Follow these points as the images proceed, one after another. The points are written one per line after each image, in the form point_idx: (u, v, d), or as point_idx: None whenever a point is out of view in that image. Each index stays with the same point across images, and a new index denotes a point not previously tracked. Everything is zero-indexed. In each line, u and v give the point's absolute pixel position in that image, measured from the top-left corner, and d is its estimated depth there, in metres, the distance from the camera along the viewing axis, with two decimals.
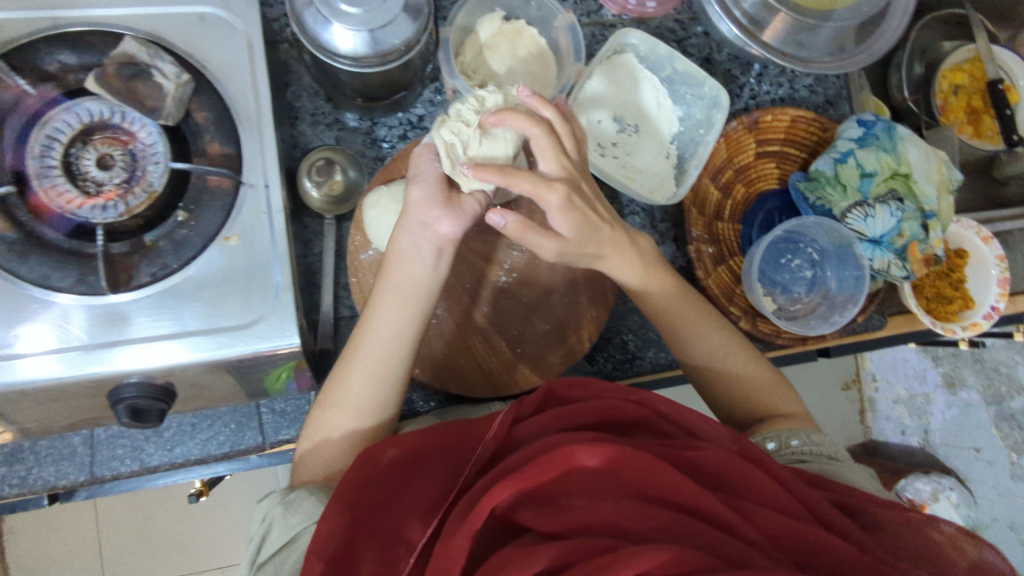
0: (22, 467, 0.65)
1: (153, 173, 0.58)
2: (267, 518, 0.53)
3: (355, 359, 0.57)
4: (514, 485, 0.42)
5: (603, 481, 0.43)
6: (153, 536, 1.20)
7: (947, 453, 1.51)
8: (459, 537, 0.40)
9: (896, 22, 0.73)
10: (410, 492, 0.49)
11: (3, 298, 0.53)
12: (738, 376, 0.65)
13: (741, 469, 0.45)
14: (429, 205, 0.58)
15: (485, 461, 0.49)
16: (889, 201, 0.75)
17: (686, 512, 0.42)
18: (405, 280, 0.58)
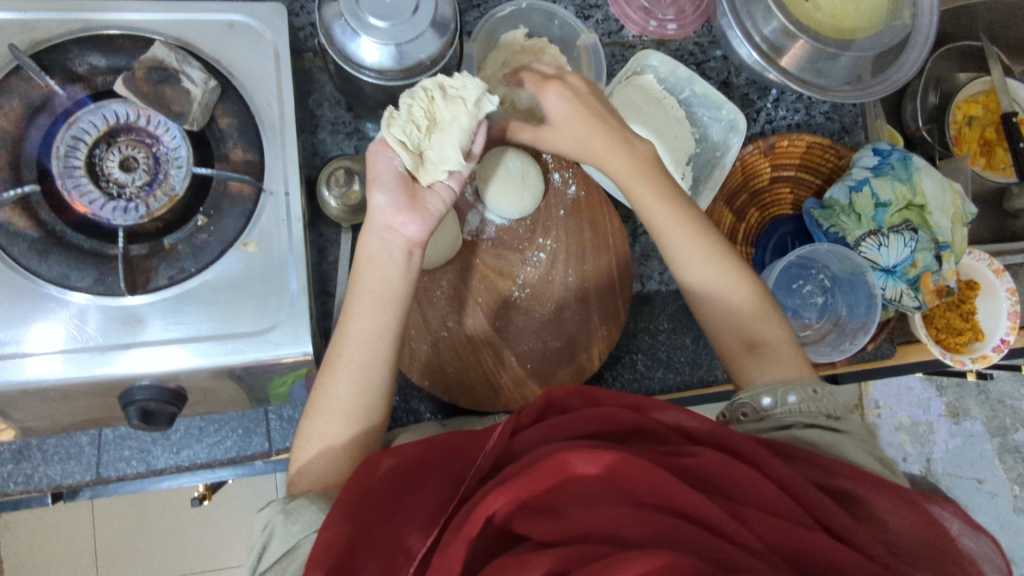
0: (29, 464, 0.64)
1: (175, 177, 0.58)
2: (268, 526, 0.52)
3: (336, 366, 0.57)
4: (511, 494, 0.42)
5: (600, 488, 0.42)
6: (150, 535, 1.20)
7: (950, 483, 1.49)
8: (455, 545, 0.41)
9: (916, 52, 0.73)
10: (412, 500, 0.49)
11: (23, 295, 0.54)
12: (726, 297, 0.64)
13: (739, 474, 0.44)
14: (392, 211, 0.59)
15: (486, 472, 0.49)
16: (904, 231, 0.75)
17: (685, 518, 0.41)
18: (380, 283, 0.58)
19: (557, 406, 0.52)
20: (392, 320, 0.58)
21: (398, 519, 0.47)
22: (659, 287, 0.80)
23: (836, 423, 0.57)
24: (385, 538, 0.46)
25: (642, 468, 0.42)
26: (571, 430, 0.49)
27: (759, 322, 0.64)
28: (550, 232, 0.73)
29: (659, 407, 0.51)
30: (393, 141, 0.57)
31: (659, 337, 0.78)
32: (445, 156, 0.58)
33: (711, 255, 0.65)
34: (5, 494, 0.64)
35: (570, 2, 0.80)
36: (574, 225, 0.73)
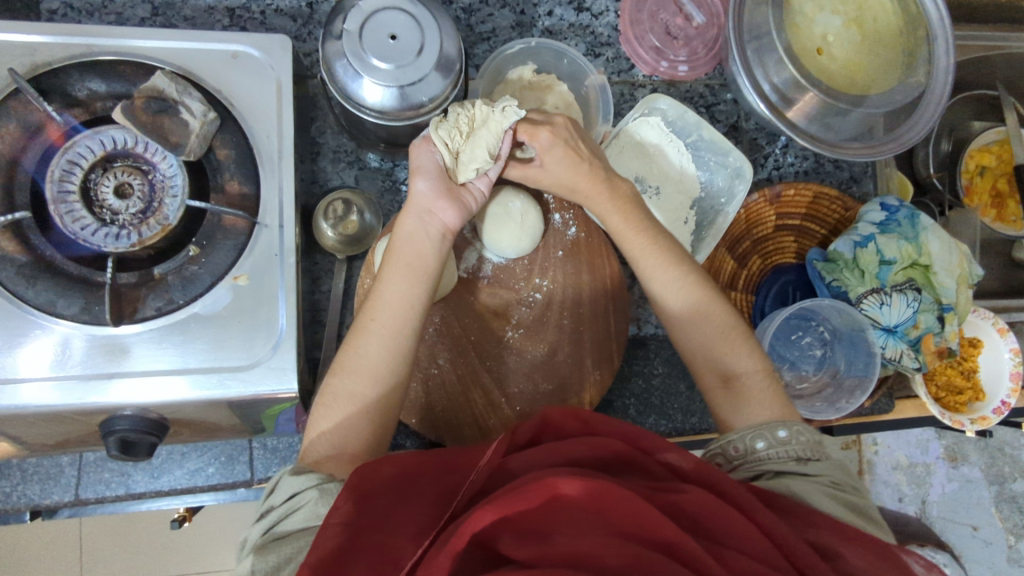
0: (8, 482, 0.64)
1: (169, 207, 0.58)
2: (297, 498, 0.49)
3: (368, 328, 0.57)
4: (498, 511, 0.41)
5: (585, 515, 0.41)
6: (135, 547, 1.20)
7: (944, 527, 1.48)
8: (438, 558, 0.40)
9: (930, 111, 0.71)
10: (404, 511, 0.48)
11: (7, 320, 0.53)
12: (695, 324, 0.63)
13: (729, 514, 0.43)
14: (433, 197, 0.60)
15: (478, 489, 0.47)
16: (907, 290, 0.74)
17: (666, 552, 0.41)
18: (413, 256, 0.59)
19: (553, 427, 0.51)
20: (422, 292, 0.58)
21: (386, 526, 0.46)
22: (655, 331, 0.79)
23: (808, 465, 0.53)
24: (373, 546, 0.44)
25: (628, 499, 0.41)
26: (563, 455, 0.48)
27: (728, 347, 0.62)
28: (547, 272, 0.72)
29: (648, 439, 0.50)
30: (438, 139, 0.59)
31: (652, 381, 0.77)
32: (475, 156, 0.60)
33: (679, 281, 0.64)
34: None
35: (581, 40, 0.79)
36: (571, 267, 0.72)
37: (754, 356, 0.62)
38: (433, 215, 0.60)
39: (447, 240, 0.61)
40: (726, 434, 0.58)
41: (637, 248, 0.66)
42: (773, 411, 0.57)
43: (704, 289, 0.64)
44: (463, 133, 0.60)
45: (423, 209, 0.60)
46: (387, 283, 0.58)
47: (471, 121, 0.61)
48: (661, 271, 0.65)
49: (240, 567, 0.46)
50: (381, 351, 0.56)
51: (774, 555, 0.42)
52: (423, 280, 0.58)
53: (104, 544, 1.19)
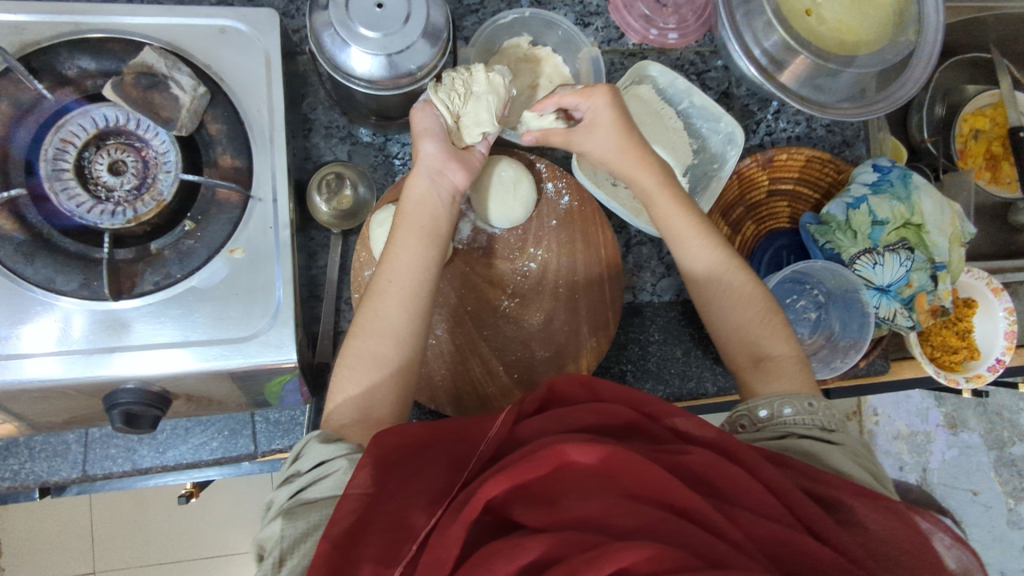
0: (16, 460, 0.65)
1: (163, 182, 0.59)
2: (325, 465, 0.50)
3: (384, 291, 0.57)
4: (510, 480, 0.42)
5: (596, 480, 0.42)
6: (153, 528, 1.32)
7: (944, 493, 1.50)
8: (454, 528, 0.41)
9: (919, 71, 0.72)
10: (416, 481, 0.48)
11: (10, 299, 0.54)
12: (735, 310, 0.63)
13: (737, 477, 0.44)
14: (442, 159, 0.60)
15: (489, 457, 0.48)
16: (899, 250, 0.74)
17: (675, 512, 0.41)
18: (419, 216, 0.59)
19: (559, 396, 0.52)
20: (433, 256, 0.59)
21: (401, 496, 0.47)
22: (651, 298, 0.80)
23: (833, 434, 0.54)
24: (388, 516, 0.46)
25: (637, 462, 0.42)
26: (571, 422, 0.48)
27: (766, 333, 0.62)
28: (541, 242, 0.73)
29: (654, 404, 0.50)
30: (440, 99, 0.60)
31: (649, 348, 0.78)
32: (479, 120, 0.61)
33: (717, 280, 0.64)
34: None
35: (570, 10, 0.79)
36: (566, 235, 0.73)
37: (789, 343, 0.62)
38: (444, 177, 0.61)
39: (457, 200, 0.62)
40: (753, 399, 0.59)
41: (682, 224, 0.64)
42: (785, 388, 0.58)
43: (732, 276, 0.63)
44: (462, 96, 0.61)
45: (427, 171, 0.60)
46: (395, 250, 0.58)
47: (468, 85, 0.62)
48: (701, 245, 0.64)
49: (268, 530, 0.47)
50: (391, 315, 0.56)
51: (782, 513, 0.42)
52: (432, 246, 0.59)
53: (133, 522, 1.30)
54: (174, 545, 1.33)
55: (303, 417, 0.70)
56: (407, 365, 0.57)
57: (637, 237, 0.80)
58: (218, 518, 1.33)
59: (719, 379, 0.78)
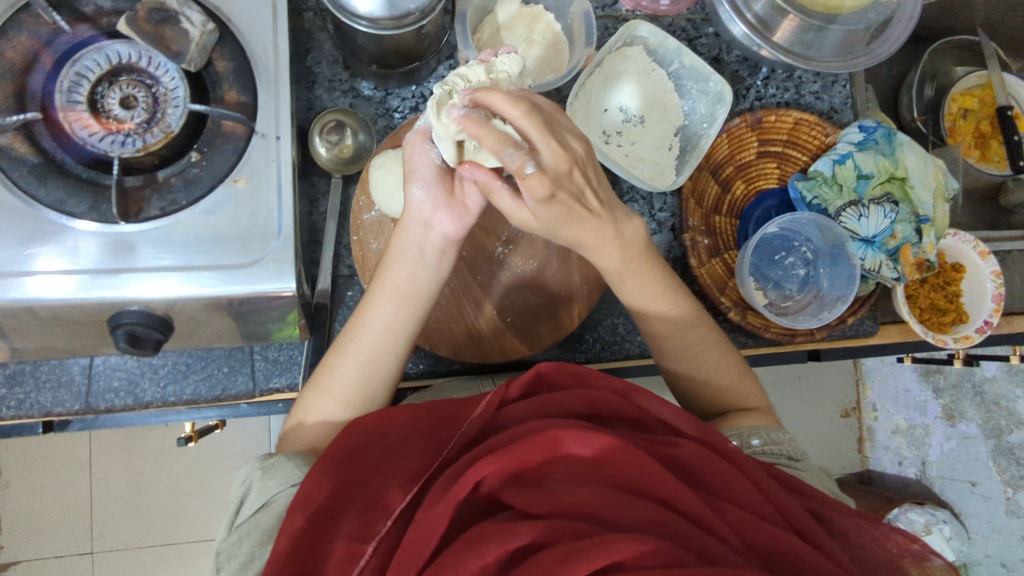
0: (21, 389, 0.67)
1: (172, 116, 0.61)
2: (247, 482, 0.57)
3: (348, 348, 0.62)
4: (501, 461, 0.47)
5: (584, 468, 0.47)
6: (157, 502, 1.34)
7: (943, 486, 1.53)
8: (441, 506, 0.46)
9: (900, 30, 0.75)
10: (392, 465, 0.54)
11: (25, 221, 0.57)
12: (706, 375, 0.67)
13: (720, 469, 0.50)
14: (429, 208, 0.63)
15: (469, 439, 0.53)
16: (884, 203, 0.77)
17: (662, 504, 0.46)
18: (405, 282, 0.62)
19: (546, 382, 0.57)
20: (407, 317, 0.62)
21: (379, 478, 0.53)
22: None
23: (797, 462, 0.61)
24: (365, 496, 0.51)
25: (630, 456, 0.47)
26: (557, 407, 0.54)
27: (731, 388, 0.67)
28: None
29: (645, 397, 0.55)
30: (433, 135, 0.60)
31: None
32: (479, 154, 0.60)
33: (681, 341, 0.67)
34: None
35: None
36: None
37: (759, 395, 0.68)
38: (430, 228, 0.63)
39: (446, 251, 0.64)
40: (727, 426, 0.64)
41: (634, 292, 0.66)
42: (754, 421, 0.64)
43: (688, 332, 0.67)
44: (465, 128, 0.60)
45: (412, 236, 0.63)
46: (378, 291, 0.63)
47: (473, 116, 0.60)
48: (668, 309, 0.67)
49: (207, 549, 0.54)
50: (346, 378, 0.61)
51: (767, 511, 0.48)
52: (409, 310, 0.63)
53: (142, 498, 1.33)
54: (172, 523, 1.34)
55: (301, 356, 0.72)
56: (376, 384, 0.62)
57: (630, 193, 0.82)
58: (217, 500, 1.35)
59: None
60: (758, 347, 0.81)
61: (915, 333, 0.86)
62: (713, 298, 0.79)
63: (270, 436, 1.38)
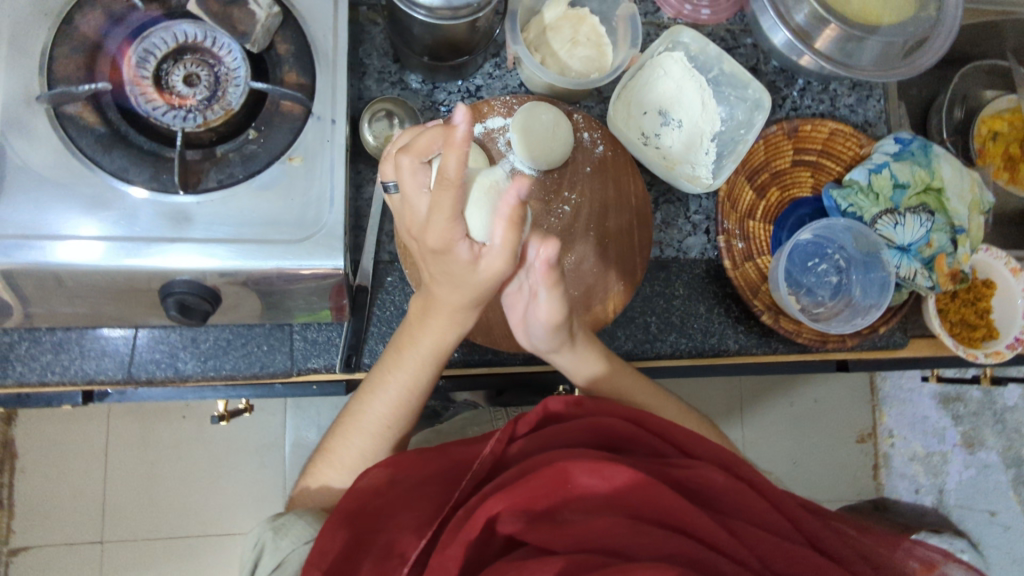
0: (67, 356, 0.69)
1: (232, 95, 0.63)
2: (259, 542, 0.62)
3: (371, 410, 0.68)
4: (511, 498, 0.51)
5: (594, 501, 0.51)
6: (170, 495, 1.33)
7: (960, 514, 1.48)
8: (454, 547, 0.49)
9: (940, 44, 0.76)
10: (405, 511, 0.58)
11: (89, 186, 0.58)
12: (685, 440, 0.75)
13: (726, 488, 0.54)
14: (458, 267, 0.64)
15: (482, 476, 0.58)
16: (920, 213, 0.79)
17: (676, 530, 0.50)
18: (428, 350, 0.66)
19: (553, 414, 0.62)
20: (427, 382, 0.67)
21: (392, 529, 0.56)
22: (677, 254, 0.82)
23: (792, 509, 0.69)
24: (384, 544, 0.55)
25: (640, 486, 0.50)
26: (565, 440, 0.59)
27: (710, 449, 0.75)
28: (575, 187, 0.76)
29: (652, 420, 0.60)
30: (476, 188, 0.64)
31: (673, 301, 0.80)
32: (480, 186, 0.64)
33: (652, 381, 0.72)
34: (42, 384, 0.68)
35: None
36: (599, 181, 0.77)
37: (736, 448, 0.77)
38: None
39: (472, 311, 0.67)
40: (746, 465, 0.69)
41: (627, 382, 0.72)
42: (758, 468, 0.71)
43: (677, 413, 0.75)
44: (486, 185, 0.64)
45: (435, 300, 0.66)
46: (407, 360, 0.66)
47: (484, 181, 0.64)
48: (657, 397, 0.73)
49: None
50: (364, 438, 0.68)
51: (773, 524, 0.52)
52: (427, 375, 0.67)
53: (157, 489, 1.32)
54: (183, 520, 1.32)
55: (340, 338, 0.73)
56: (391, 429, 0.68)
57: (666, 195, 0.83)
58: (230, 494, 1.34)
59: (740, 336, 0.81)
60: (789, 353, 0.81)
61: (947, 348, 0.86)
62: (746, 302, 0.79)
63: (286, 436, 1.38)
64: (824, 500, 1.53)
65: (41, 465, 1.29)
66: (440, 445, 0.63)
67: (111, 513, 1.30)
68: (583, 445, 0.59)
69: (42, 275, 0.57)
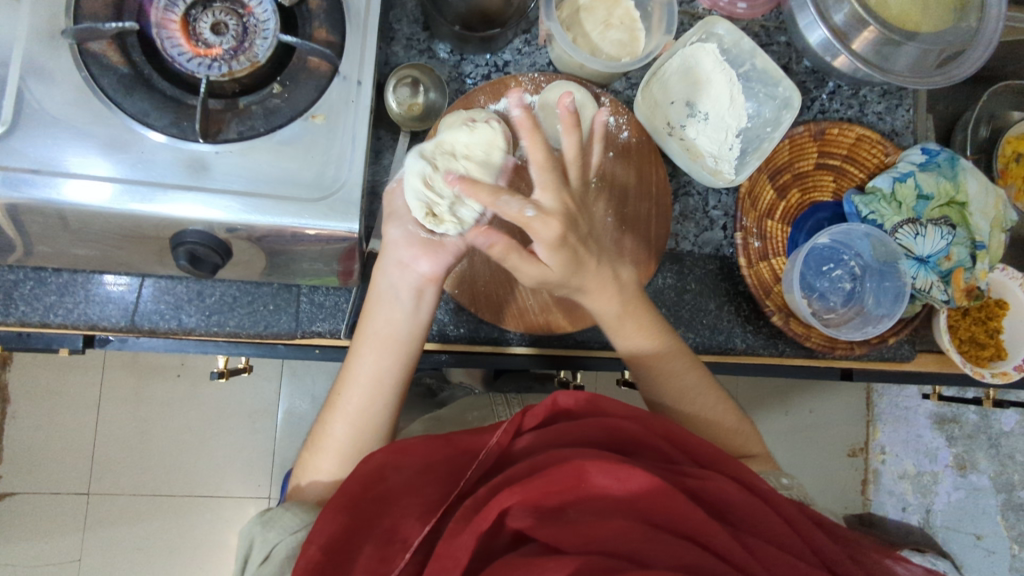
0: (72, 300, 0.68)
1: (260, 47, 0.62)
2: (247, 538, 0.61)
3: (337, 405, 0.68)
4: (523, 493, 0.50)
5: (607, 502, 0.50)
6: (159, 453, 1.32)
7: (946, 535, 1.44)
8: (464, 538, 0.48)
9: (978, 54, 0.74)
10: (407, 497, 0.56)
11: (108, 127, 0.57)
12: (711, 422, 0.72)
13: (735, 499, 0.54)
14: (404, 246, 0.68)
15: (487, 466, 0.58)
16: (941, 225, 0.78)
17: (687, 539, 0.49)
18: (384, 329, 0.68)
19: (564, 409, 0.61)
20: (390, 366, 0.68)
21: (395, 515, 0.55)
22: (692, 249, 0.81)
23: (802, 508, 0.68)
24: (386, 530, 0.54)
25: (655, 492, 0.50)
26: (575, 436, 0.58)
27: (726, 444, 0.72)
28: (597, 170, 0.76)
29: (663, 424, 0.60)
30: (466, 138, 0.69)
31: (685, 295, 0.79)
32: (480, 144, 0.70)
33: (665, 360, 0.71)
34: (44, 325, 0.68)
35: None
36: (620, 167, 0.76)
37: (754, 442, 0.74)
38: (406, 266, 0.68)
39: (425, 287, 0.69)
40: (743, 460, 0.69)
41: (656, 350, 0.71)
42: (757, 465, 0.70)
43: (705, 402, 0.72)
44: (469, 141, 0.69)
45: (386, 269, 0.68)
46: (362, 341, 0.68)
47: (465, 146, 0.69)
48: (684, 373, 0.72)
49: None
50: (338, 429, 0.66)
51: (782, 539, 0.52)
52: (389, 356, 0.68)
53: (147, 446, 1.32)
54: (171, 477, 1.32)
55: (347, 304, 0.73)
56: (381, 408, 0.68)
57: (686, 187, 0.82)
58: (220, 456, 1.34)
59: (748, 336, 0.80)
60: (795, 357, 0.81)
61: (954, 365, 0.86)
62: (758, 301, 0.78)
63: (279, 403, 1.37)
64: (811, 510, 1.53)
65: (32, 413, 1.28)
66: (446, 432, 0.60)
67: (98, 467, 1.30)
68: (593, 443, 0.58)
69: (47, 212, 0.55)
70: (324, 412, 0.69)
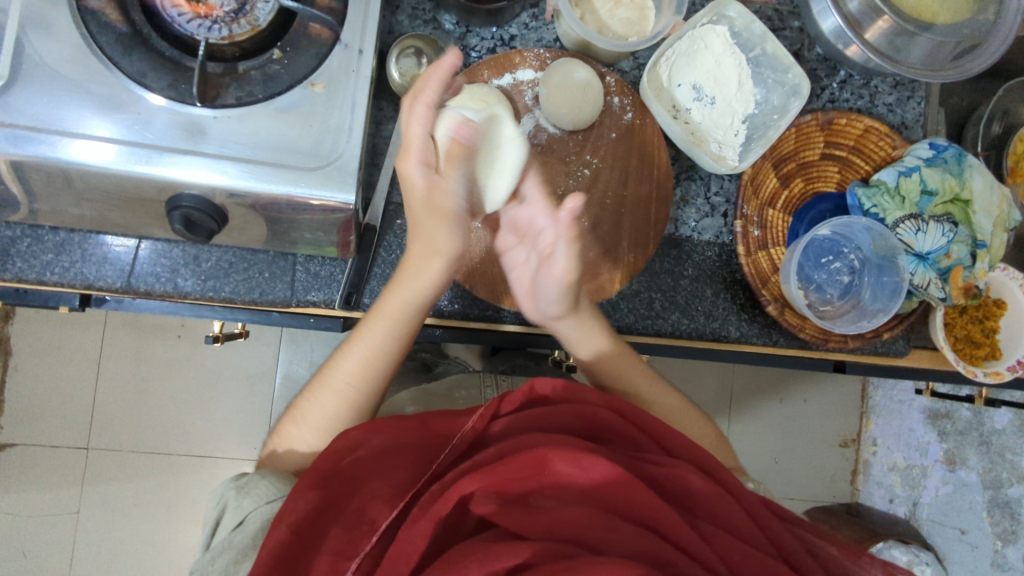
0: (68, 258, 0.68)
1: (261, 11, 0.62)
2: (221, 501, 0.62)
3: (331, 378, 0.69)
4: (485, 479, 0.51)
5: (570, 490, 0.51)
6: (157, 412, 1.34)
7: (931, 529, 1.47)
8: (423, 523, 0.49)
9: (991, 51, 0.73)
10: (378, 477, 0.58)
11: (105, 86, 0.57)
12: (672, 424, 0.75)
13: (703, 491, 0.54)
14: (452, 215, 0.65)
15: (461, 450, 0.58)
16: (943, 222, 0.78)
17: (648, 528, 0.50)
18: (398, 307, 0.67)
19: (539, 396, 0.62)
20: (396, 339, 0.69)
21: (365, 496, 0.56)
22: (691, 234, 0.81)
23: None
24: (354, 512, 0.55)
25: (617, 481, 0.50)
26: (548, 422, 0.59)
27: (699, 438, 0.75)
28: (598, 151, 0.75)
29: (636, 413, 0.61)
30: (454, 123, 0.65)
31: (681, 280, 0.79)
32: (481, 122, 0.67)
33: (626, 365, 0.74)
34: (41, 283, 0.68)
35: None
36: (622, 149, 0.76)
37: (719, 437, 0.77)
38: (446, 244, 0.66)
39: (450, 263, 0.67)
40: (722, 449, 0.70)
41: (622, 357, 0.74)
42: None
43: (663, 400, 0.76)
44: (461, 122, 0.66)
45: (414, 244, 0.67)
46: (374, 318, 0.68)
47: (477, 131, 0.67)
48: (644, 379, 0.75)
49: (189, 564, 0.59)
50: (328, 402, 0.68)
51: (745, 532, 0.53)
52: (398, 328, 0.68)
53: (144, 405, 1.34)
54: (167, 436, 1.34)
55: (343, 274, 0.73)
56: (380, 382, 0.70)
57: (689, 171, 0.81)
58: (218, 418, 1.36)
59: (743, 324, 0.80)
60: (788, 348, 0.81)
61: (947, 363, 0.85)
62: (754, 291, 0.78)
63: (277, 368, 1.38)
64: (801, 497, 1.55)
65: (33, 368, 1.30)
66: (420, 415, 0.63)
67: (96, 423, 1.32)
68: (566, 429, 0.59)
69: (39, 170, 0.55)
70: (313, 386, 0.71)
